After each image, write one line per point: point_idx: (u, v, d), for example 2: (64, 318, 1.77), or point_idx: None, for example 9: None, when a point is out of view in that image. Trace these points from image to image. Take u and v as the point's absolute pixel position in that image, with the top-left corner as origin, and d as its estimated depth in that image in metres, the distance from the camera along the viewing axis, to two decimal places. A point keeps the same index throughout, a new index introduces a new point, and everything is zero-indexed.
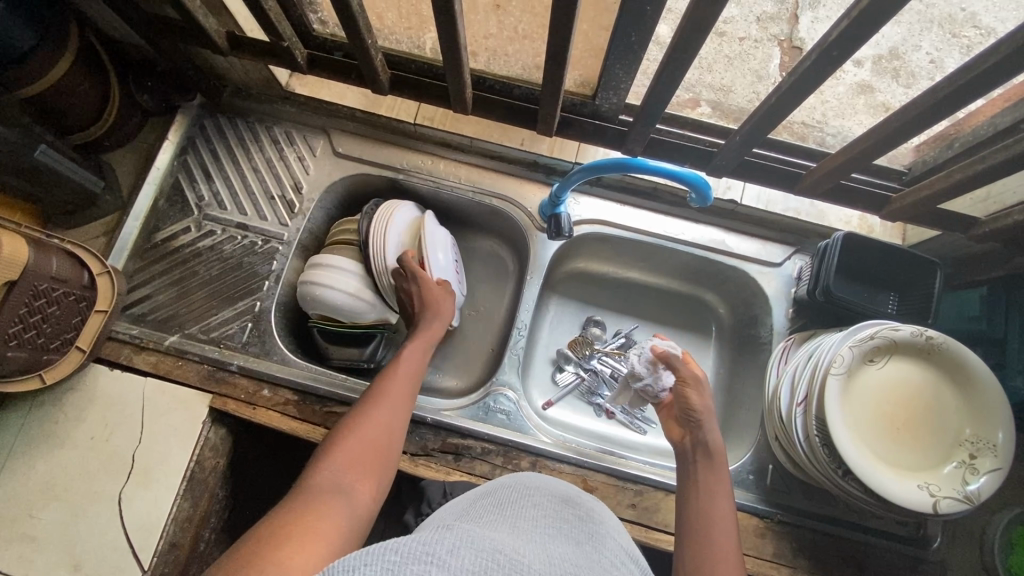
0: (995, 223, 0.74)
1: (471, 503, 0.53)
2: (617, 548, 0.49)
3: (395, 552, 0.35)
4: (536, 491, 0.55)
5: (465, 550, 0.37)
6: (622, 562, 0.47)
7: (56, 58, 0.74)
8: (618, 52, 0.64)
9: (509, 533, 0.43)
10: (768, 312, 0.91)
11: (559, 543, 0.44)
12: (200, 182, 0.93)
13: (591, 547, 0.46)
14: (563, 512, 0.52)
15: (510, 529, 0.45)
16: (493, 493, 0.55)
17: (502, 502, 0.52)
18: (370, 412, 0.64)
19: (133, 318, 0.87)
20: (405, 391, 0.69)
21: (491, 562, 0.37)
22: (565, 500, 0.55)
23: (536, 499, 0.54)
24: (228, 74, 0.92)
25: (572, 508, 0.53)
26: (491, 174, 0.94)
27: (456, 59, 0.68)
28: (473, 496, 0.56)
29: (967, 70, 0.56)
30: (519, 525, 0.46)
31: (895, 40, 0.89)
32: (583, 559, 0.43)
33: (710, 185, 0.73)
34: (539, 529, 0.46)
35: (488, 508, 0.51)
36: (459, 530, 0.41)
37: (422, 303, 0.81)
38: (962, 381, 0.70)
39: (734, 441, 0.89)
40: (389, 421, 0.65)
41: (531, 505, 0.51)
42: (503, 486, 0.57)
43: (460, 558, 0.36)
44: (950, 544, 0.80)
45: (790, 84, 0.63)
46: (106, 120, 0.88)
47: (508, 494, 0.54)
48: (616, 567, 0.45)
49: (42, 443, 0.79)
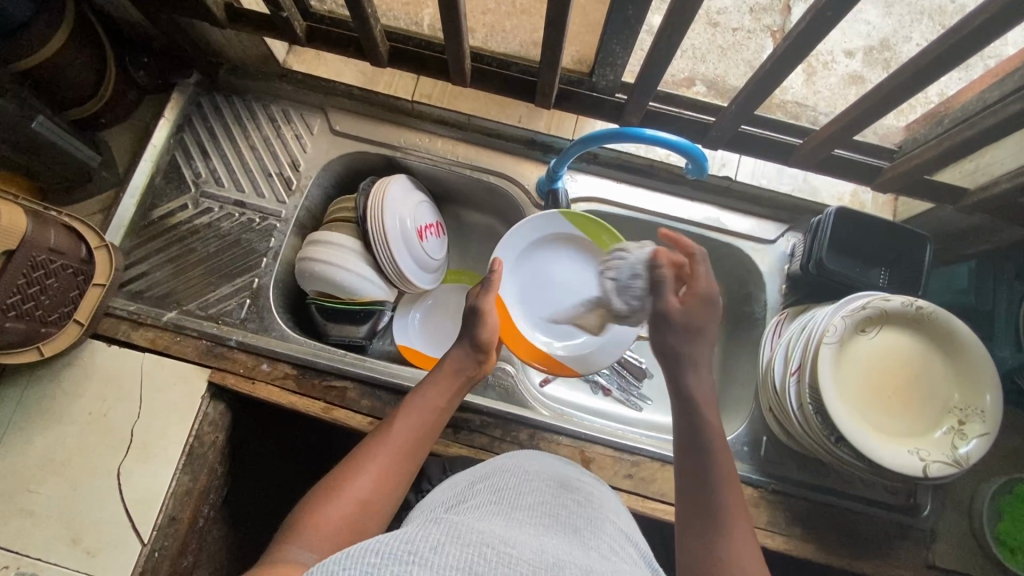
0: (983, 194, 0.76)
1: (468, 489, 0.54)
2: (615, 532, 0.50)
3: (375, 554, 0.35)
4: (534, 476, 0.56)
5: (449, 547, 0.37)
6: (619, 547, 0.47)
7: (53, 30, 0.74)
8: (615, 26, 0.65)
9: (502, 525, 0.43)
10: (762, 288, 0.92)
11: (552, 534, 0.44)
12: (197, 160, 0.93)
13: (588, 534, 0.46)
14: (561, 497, 0.52)
15: (504, 518, 0.45)
16: (492, 478, 0.56)
17: (500, 488, 0.52)
18: (358, 471, 0.60)
19: (130, 295, 0.86)
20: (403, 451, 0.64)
21: (478, 557, 0.36)
22: (564, 485, 0.55)
23: (534, 484, 0.54)
24: (224, 51, 0.92)
25: (570, 493, 0.54)
26: (489, 152, 0.95)
27: (456, 31, 0.69)
28: (470, 481, 0.56)
29: (953, 32, 0.59)
30: (514, 514, 0.47)
31: (886, 30, 0.85)
32: (578, 547, 0.43)
33: (706, 156, 0.75)
34: (535, 518, 0.47)
35: (485, 496, 0.51)
36: (447, 525, 0.41)
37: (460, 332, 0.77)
38: (952, 351, 0.72)
39: (729, 416, 0.90)
40: (379, 482, 0.60)
41: (528, 492, 0.52)
42: (501, 470, 0.57)
43: (446, 554, 0.36)
44: (940, 513, 0.81)
45: (784, 51, 0.64)
46: (102, 96, 0.87)
47: (504, 480, 0.55)
48: (614, 552, 0.46)
49: (39, 419, 0.78)
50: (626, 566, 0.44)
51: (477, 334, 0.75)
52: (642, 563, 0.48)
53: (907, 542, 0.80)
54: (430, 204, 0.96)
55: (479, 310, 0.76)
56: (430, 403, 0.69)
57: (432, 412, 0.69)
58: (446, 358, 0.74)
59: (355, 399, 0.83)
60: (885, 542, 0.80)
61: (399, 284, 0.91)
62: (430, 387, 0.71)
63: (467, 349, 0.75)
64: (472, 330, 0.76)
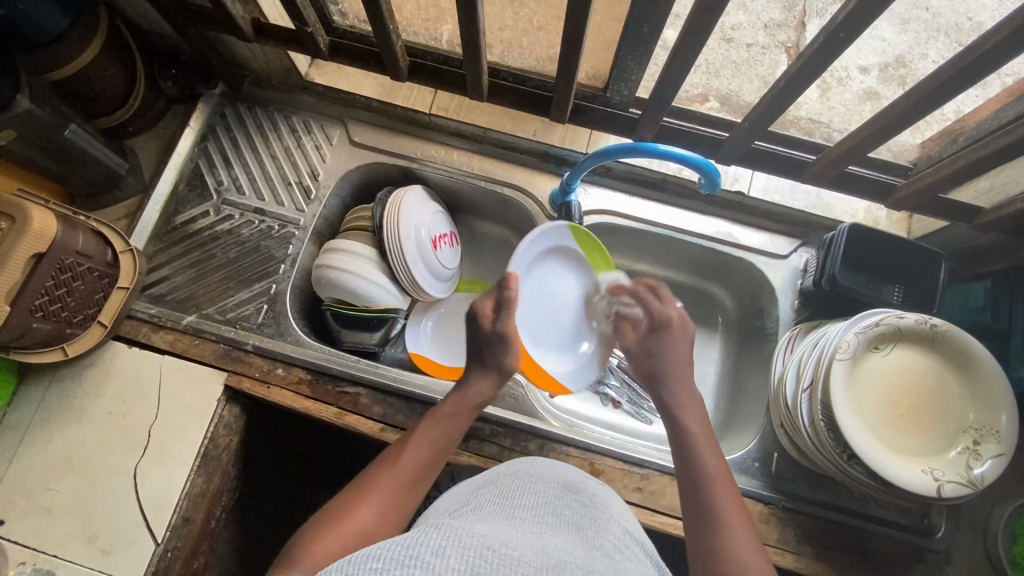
0: (998, 212, 0.75)
1: (472, 494, 0.54)
2: (621, 532, 0.50)
3: (378, 560, 0.35)
4: (539, 479, 0.56)
5: (451, 551, 0.37)
6: (624, 547, 0.47)
7: (87, 43, 0.77)
8: (630, 43, 0.66)
9: (504, 527, 0.44)
10: (774, 303, 0.92)
11: (554, 534, 0.45)
12: (220, 168, 0.96)
13: (591, 534, 0.47)
14: (565, 499, 0.52)
15: (507, 521, 0.46)
16: (496, 482, 0.56)
17: (505, 491, 0.53)
18: (364, 497, 0.61)
19: (151, 298, 0.89)
20: (409, 481, 0.64)
21: (479, 560, 0.37)
22: (568, 487, 0.55)
23: (537, 486, 0.54)
24: (249, 63, 0.95)
25: (574, 495, 0.54)
26: (503, 165, 0.96)
27: (474, 47, 0.71)
28: (475, 485, 0.57)
29: (967, 53, 0.59)
30: (517, 517, 0.47)
31: (901, 48, 0.86)
32: (580, 547, 0.44)
33: (718, 171, 0.76)
34: (538, 519, 0.47)
35: (490, 499, 0.52)
36: (449, 530, 0.42)
37: (483, 358, 0.77)
38: (967, 372, 0.71)
39: (740, 431, 0.90)
40: (383, 510, 0.61)
41: (532, 494, 0.52)
42: (505, 474, 0.58)
43: (447, 558, 0.36)
44: (954, 535, 0.80)
45: (797, 69, 0.65)
46: (131, 105, 0.91)
47: (510, 483, 0.55)
48: (619, 551, 0.46)
49: (60, 418, 0.80)
50: (630, 565, 0.45)
51: (504, 360, 0.77)
52: (647, 562, 0.48)
53: (921, 564, 0.79)
54: (443, 214, 0.97)
55: (507, 338, 0.75)
56: (442, 432, 0.70)
57: (441, 443, 0.69)
58: (464, 389, 0.75)
59: (367, 406, 0.84)
60: (898, 563, 0.79)
61: (412, 292, 0.92)
62: (443, 418, 0.71)
63: (495, 379, 0.76)
64: (500, 359, 0.76)
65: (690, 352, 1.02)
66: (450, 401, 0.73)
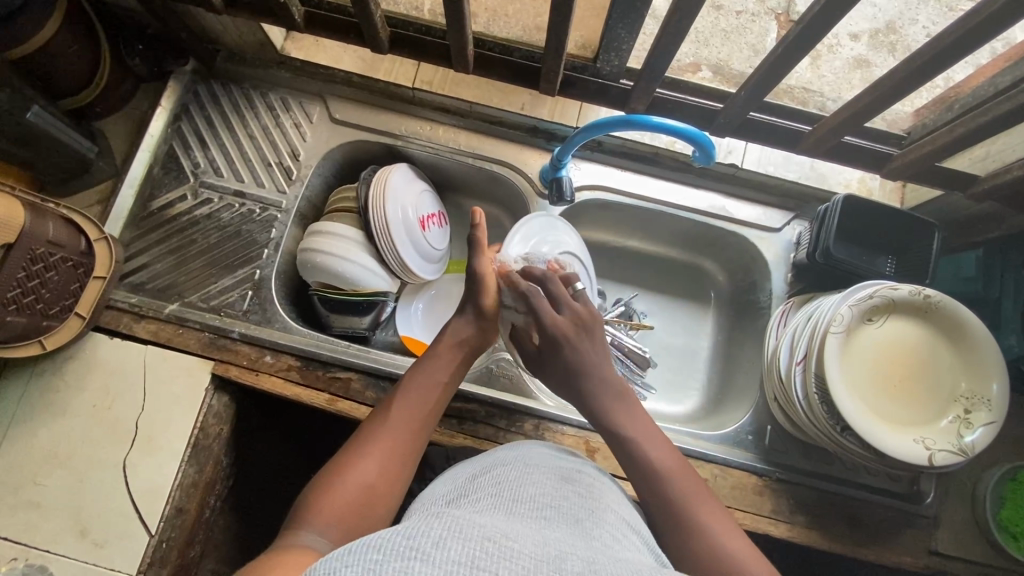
0: (992, 181, 0.75)
1: (471, 482, 0.53)
2: (618, 520, 0.50)
3: (378, 550, 0.35)
4: (536, 468, 0.55)
5: (451, 543, 0.36)
6: (621, 536, 0.47)
7: (45, 17, 0.73)
8: (621, 11, 0.63)
9: (504, 519, 0.43)
10: (768, 277, 0.92)
11: (553, 526, 0.44)
12: (195, 149, 0.92)
13: (590, 525, 0.46)
14: (564, 489, 0.52)
15: (506, 513, 0.45)
16: (495, 470, 0.55)
17: (503, 480, 0.52)
18: (362, 452, 0.60)
19: (131, 287, 0.86)
20: (407, 432, 0.63)
21: (480, 552, 0.36)
22: (566, 477, 0.55)
23: (536, 477, 0.53)
24: (221, 37, 0.90)
25: (572, 485, 0.53)
26: (491, 140, 0.93)
27: (459, 16, 0.67)
28: (473, 472, 0.56)
29: (967, 18, 0.57)
30: (516, 509, 0.46)
31: (892, 13, 0.83)
32: (580, 539, 0.43)
33: (713, 143, 0.74)
34: (537, 512, 0.46)
35: (488, 488, 0.51)
36: (448, 519, 0.41)
37: (463, 302, 0.76)
38: (959, 343, 0.71)
39: (732, 405, 0.91)
40: (382, 463, 0.59)
41: (531, 483, 0.52)
42: (503, 462, 0.57)
43: (447, 549, 0.36)
44: (943, 499, 0.82)
45: (793, 37, 0.63)
46: (97, 85, 0.86)
47: (506, 472, 0.54)
48: (617, 541, 0.46)
49: (44, 412, 0.78)
50: (629, 554, 0.44)
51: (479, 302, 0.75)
52: (645, 552, 0.48)
53: (910, 530, 0.81)
54: (431, 194, 0.95)
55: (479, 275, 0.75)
56: (434, 380, 0.68)
57: (431, 388, 0.68)
58: (445, 333, 0.73)
59: (360, 390, 0.82)
60: (889, 529, 0.80)
61: (400, 275, 0.90)
62: (429, 364, 0.70)
63: (471, 320, 0.74)
64: (477, 299, 0.75)
65: (682, 327, 1.02)
66: (437, 347, 0.71)
